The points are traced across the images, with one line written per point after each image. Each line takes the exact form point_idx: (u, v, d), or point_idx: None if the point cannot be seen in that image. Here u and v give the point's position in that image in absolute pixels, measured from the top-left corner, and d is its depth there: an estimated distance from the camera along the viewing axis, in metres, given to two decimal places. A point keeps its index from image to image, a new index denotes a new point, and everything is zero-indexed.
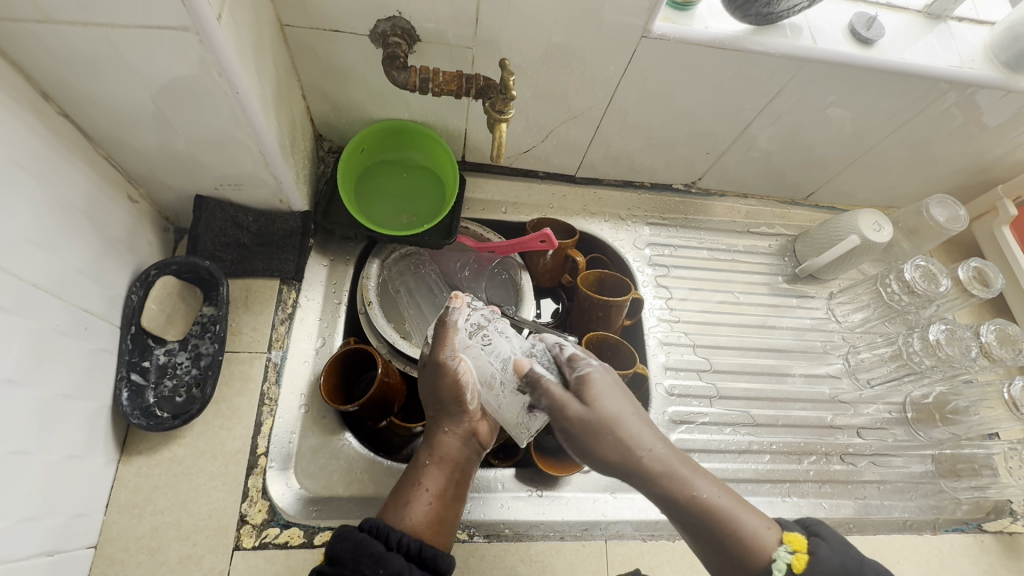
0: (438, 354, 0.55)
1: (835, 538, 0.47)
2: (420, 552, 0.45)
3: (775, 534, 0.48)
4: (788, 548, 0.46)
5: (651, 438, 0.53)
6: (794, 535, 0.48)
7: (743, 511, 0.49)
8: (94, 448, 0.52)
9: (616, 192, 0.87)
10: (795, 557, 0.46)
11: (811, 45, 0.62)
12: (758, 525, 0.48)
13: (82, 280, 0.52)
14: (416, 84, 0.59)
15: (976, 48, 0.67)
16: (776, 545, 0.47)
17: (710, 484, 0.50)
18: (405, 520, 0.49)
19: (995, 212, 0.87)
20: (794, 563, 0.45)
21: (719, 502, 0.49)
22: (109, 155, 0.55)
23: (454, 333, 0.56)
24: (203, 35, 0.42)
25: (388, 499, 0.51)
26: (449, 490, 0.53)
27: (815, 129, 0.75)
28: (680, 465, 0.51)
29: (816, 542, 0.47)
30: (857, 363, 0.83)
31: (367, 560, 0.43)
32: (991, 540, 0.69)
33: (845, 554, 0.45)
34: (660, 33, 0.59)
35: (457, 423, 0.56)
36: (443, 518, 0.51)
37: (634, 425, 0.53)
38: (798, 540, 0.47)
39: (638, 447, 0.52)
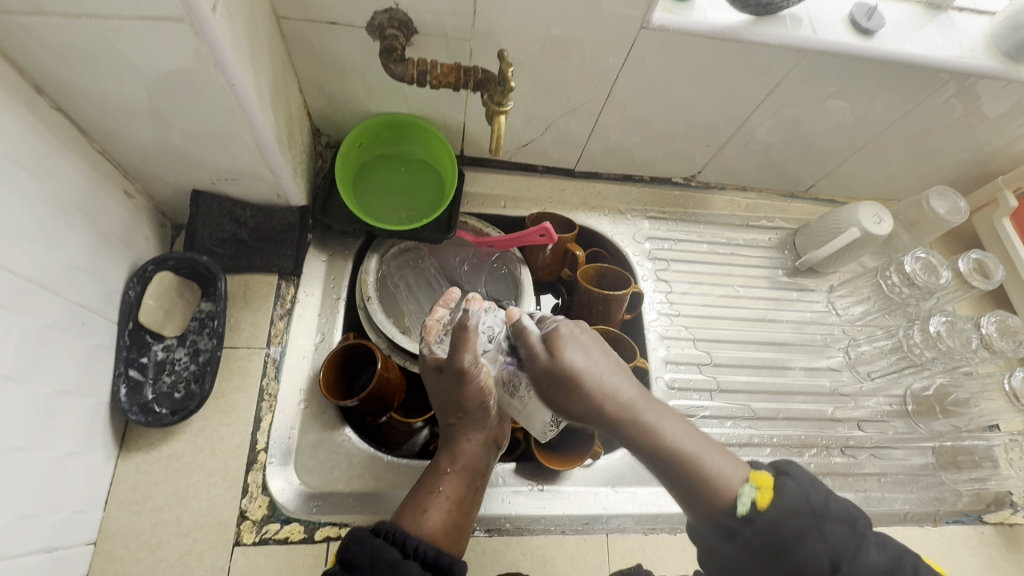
0: (457, 360, 0.52)
1: (804, 478, 0.45)
2: (438, 560, 0.45)
3: (743, 473, 0.45)
4: (751, 485, 0.44)
5: (618, 377, 0.50)
6: (762, 473, 0.45)
7: (708, 454, 0.46)
8: (92, 445, 0.52)
9: (616, 186, 0.87)
10: (759, 492, 0.44)
11: (811, 35, 0.61)
12: (725, 467, 0.45)
13: (79, 275, 0.51)
14: (414, 77, 0.59)
15: (977, 38, 0.67)
16: (741, 485, 0.44)
17: (678, 426, 0.48)
18: (423, 526, 0.49)
19: (995, 204, 0.87)
20: (759, 499, 0.43)
21: (683, 442, 0.47)
22: (104, 150, 0.55)
23: (472, 337, 0.51)
24: (197, 27, 0.42)
25: (405, 505, 0.52)
26: (467, 498, 0.54)
27: (815, 120, 0.74)
28: (647, 407, 0.49)
29: (782, 480, 0.45)
30: (858, 356, 0.83)
31: (383, 567, 0.43)
32: (991, 532, 0.69)
33: (811, 489, 0.44)
34: (659, 24, 0.58)
35: (477, 430, 0.57)
36: (459, 526, 0.51)
37: (601, 373, 0.49)
38: (764, 477, 0.45)
39: (604, 392, 0.49)
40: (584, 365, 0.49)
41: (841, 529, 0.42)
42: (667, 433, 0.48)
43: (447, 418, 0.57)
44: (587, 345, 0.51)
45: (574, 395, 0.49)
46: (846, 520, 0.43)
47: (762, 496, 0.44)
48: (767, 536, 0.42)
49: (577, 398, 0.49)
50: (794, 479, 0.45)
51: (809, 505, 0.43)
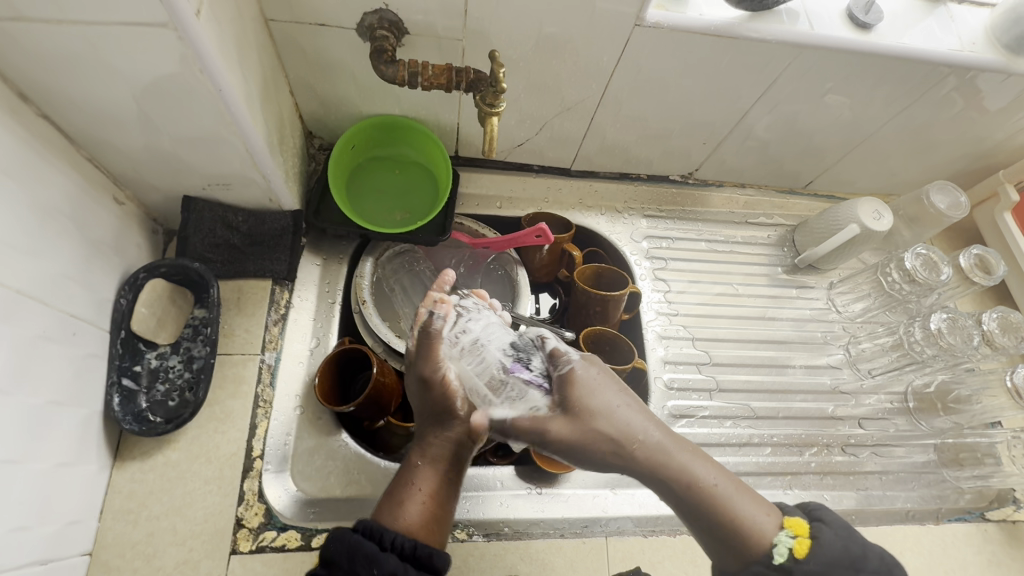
0: (423, 363, 0.55)
1: (840, 526, 0.47)
2: (415, 551, 0.44)
3: (774, 518, 0.47)
4: (789, 533, 0.46)
5: (648, 424, 0.51)
6: (795, 519, 0.47)
7: (739, 497, 0.48)
8: (85, 455, 0.52)
9: (612, 184, 0.86)
10: (797, 542, 0.45)
11: (808, 31, 0.60)
12: (752, 510, 0.47)
13: (68, 284, 0.51)
14: (405, 79, 0.58)
15: (977, 31, 0.66)
16: (778, 531, 0.46)
17: (709, 468, 0.49)
18: (399, 520, 0.46)
19: (995, 198, 0.86)
20: (797, 548, 0.45)
21: (716, 485, 0.48)
22: (92, 157, 0.54)
23: (439, 342, 0.55)
24: (182, 31, 0.41)
25: (383, 501, 0.49)
26: (444, 491, 0.50)
27: (814, 116, 0.73)
28: (676, 450, 0.50)
29: (818, 527, 0.46)
30: (858, 353, 0.83)
31: (363, 560, 0.42)
32: (994, 529, 0.69)
33: (848, 536, 0.46)
34: (654, 21, 0.58)
35: (448, 424, 0.53)
36: (439, 517, 0.48)
37: (627, 411, 0.52)
38: (800, 524, 0.47)
39: (632, 438, 0.50)
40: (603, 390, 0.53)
41: None
42: (701, 475, 0.49)
43: (421, 416, 0.55)
44: (594, 372, 0.54)
45: (601, 445, 0.50)
46: (882, 569, 0.44)
47: (800, 546, 0.45)
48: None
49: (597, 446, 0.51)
50: (829, 526, 0.46)
51: (847, 554, 0.44)
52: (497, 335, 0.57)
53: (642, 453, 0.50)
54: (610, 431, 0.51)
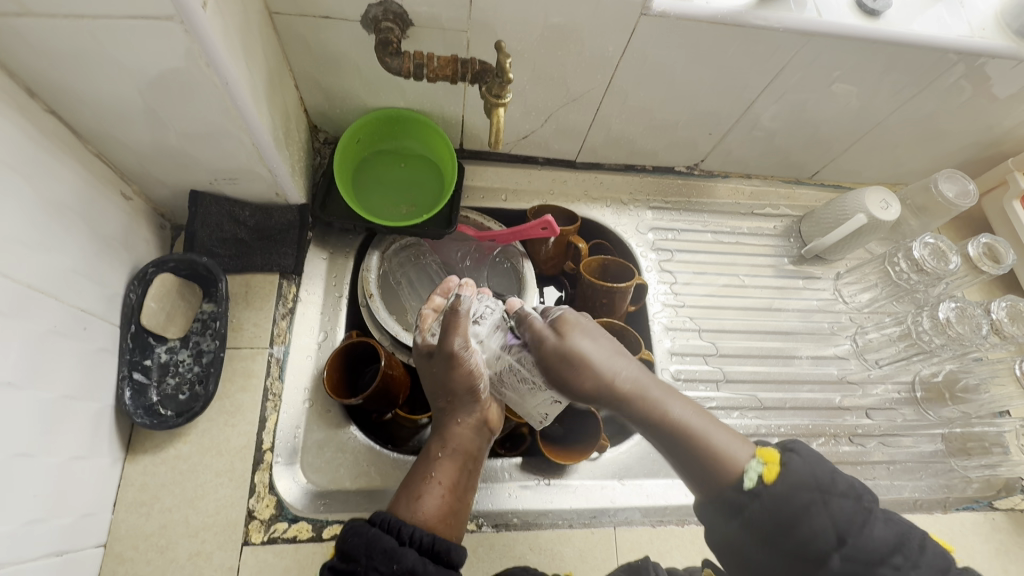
0: (449, 343, 0.54)
1: (811, 454, 0.43)
2: (434, 547, 0.44)
3: (749, 449, 0.44)
4: (757, 460, 0.42)
5: (616, 359, 0.50)
6: (767, 449, 0.43)
7: (713, 429, 0.45)
8: (98, 448, 0.52)
9: (618, 175, 0.85)
10: (765, 467, 0.42)
11: (816, 18, 0.60)
12: (729, 441, 0.44)
13: (78, 280, 0.51)
14: (411, 70, 0.58)
15: (987, 17, 0.65)
16: (749, 459, 0.43)
17: (683, 404, 0.47)
18: (417, 513, 0.48)
19: (1005, 186, 0.85)
20: (765, 474, 0.42)
21: (684, 414, 0.46)
22: (100, 153, 0.54)
23: (464, 322, 0.55)
24: (188, 23, 0.41)
25: (400, 493, 0.50)
26: (460, 483, 0.51)
27: (820, 105, 0.73)
28: (647, 384, 0.48)
29: (788, 456, 0.42)
30: (865, 344, 0.82)
31: (380, 555, 0.42)
32: (1002, 518, 0.69)
33: (817, 466, 0.42)
34: (660, 10, 0.57)
35: (467, 412, 0.55)
36: (456, 510, 0.50)
37: (600, 354, 0.50)
38: (770, 452, 0.43)
39: (607, 372, 0.49)
40: (585, 343, 0.51)
41: (845, 506, 0.41)
42: (673, 410, 0.47)
43: (441, 400, 0.56)
44: (597, 334, 0.52)
45: (583, 371, 0.50)
46: (851, 495, 0.41)
47: (769, 471, 0.42)
48: (774, 516, 0.40)
49: (588, 373, 0.50)
50: (800, 455, 0.42)
51: (815, 479, 0.41)
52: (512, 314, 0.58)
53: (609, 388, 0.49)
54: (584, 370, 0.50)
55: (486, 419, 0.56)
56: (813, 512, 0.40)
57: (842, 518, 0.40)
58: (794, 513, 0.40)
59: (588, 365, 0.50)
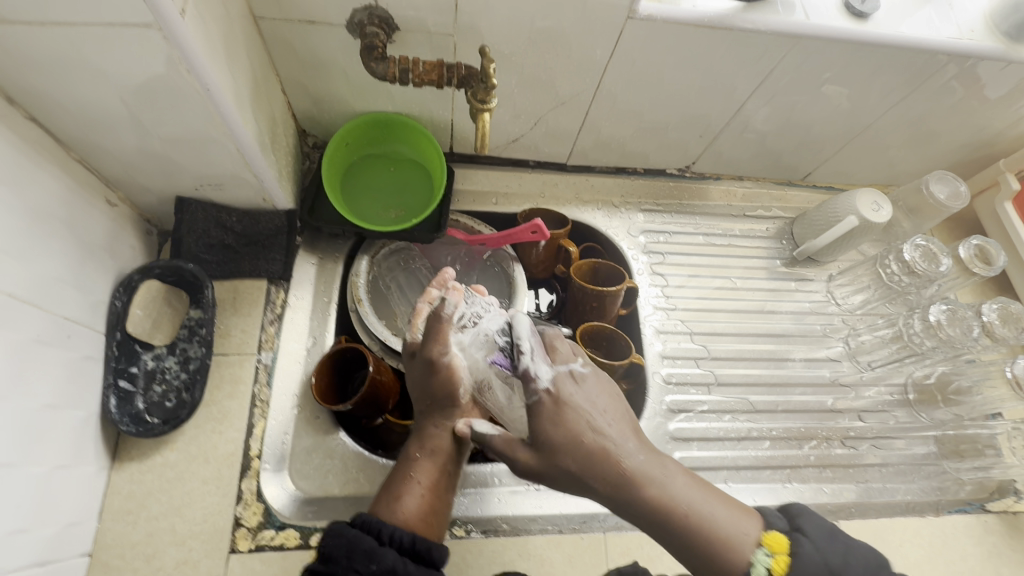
0: (431, 351, 0.55)
1: (819, 534, 0.45)
2: (413, 545, 0.44)
3: (756, 534, 0.45)
4: (766, 551, 0.44)
5: (622, 436, 0.48)
6: (774, 535, 0.45)
7: (714, 505, 0.46)
8: (83, 457, 0.52)
9: (608, 178, 0.85)
10: (774, 560, 0.44)
11: (803, 21, 0.60)
12: (732, 519, 0.46)
13: (61, 287, 0.51)
14: (396, 75, 0.58)
15: (976, 19, 0.65)
16: (755, 547, 0.44)
17: (681, 476, 0.48)
18: (398, 513, 0.47)
19: (997, 187, 0.85)
20: (775, 567, 0.43)
21: (690, 501, 0.46)
22: (83, 160, 0.54)
23: (448, 330, 0.56)
24: (167, 30, 0.41)
25: (380, 494, 0.50)
26: (441, 483, 0.51)
27: (810, 107, 0.73)
28: (653, 465, 0.47)
29: (797, 540, 0.45)
30: (857, 346, 0.82)
31: (361, 556, 0.42)
32: (995, 521, 0.69)
33: (828, 548, 0.44)
34: (647, 13, 0.57)
35: (449, 416, 0.55)
36: (436, 510, 0.50)
37: (606, 423, 0.48)
38: (778, 539, 0.45)
39: (609, 451, 0.47)
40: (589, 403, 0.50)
41: None
42: (672, 492, 0.46)
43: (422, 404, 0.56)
44: (591, 385, 0.51)
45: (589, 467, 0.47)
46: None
47: (778, 562, 0.44)
48: None
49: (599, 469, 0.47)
50: (809, 539, 0.45)
51: (827, 566, 0.43)
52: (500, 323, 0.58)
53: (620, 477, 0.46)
54: (587, 447, 0.47)
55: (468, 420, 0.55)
56: None
57: None
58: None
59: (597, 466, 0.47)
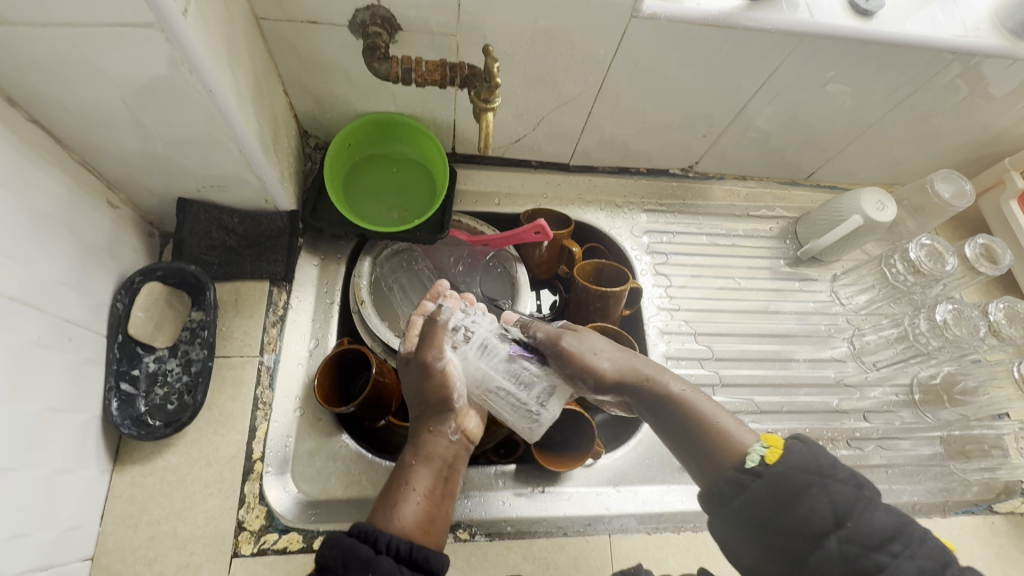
0: (424, 354, 0.54)
1: (817, 443, 0.45)
2: (410, 554, 0.43)
3: (753, 436, 0.47)
4: (762, 443, 0.45)
5: (629, 355, 0.57)
6: (772, 435, 0.46)
7: (716, 416, 0.50)
8: (84, 460, 0.52)
9: (611, 178, 0.85)
10: (769, 450, 0.45)
11: (808, 19, 0.59)
12: (732, 426, 0.49)
13: (62, 290, 0.50)
14: (399, 75, 0.57)
15: (982, 16, 0.65)
16: (752, 444, 0.46)
17: (687, 390, 0.53)
18: (394, 521, 0.46)
19: (1002, 185, 0.85)
20: (767, 455, 0.44)
21: (692, 402, 0.52)
22: (84, 161, 0.54)
23: (443, 334, 0.55)
24: (169, 31, 0.40)
25: (377, 502, 0.49)
26: (439, 490, 0.50)
27: (816, 105, 0.72)
28: (659, 375, 0.55)
29: (793, 441, 0.45)
30: (863, 346, 0.82)
31: (357, 565, 0.42)
32: (1002, 522, 0.68)
33: (823, 453, 0.44)
34: (650, 12, 0.57)
35: (444, 419, 0.53)
36: (434, 518, 0.48)
37: (610, 346, 0.57)
38: (774, 437, 0.46)
39: (614, 363, 0.55)
40: (591, 338, 0.57)
41: (846, 490, 0.41)
42: (679, 392, 0.53)
43: (417, 407, 0.55)
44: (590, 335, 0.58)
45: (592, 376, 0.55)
46: (852, 482, 0.42)
47: (770, 454, 0.44)
48: (769, 493, 0.42)
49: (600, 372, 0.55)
50: (804, 443, 0.45)
51: (815, 463, 0.43)
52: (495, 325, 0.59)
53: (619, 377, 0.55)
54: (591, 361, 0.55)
55: (466, 425, 0.54)
56: (811, 494, 0.41)
57: (841, 503, 0.41)
58: (791, 494, 0.41)
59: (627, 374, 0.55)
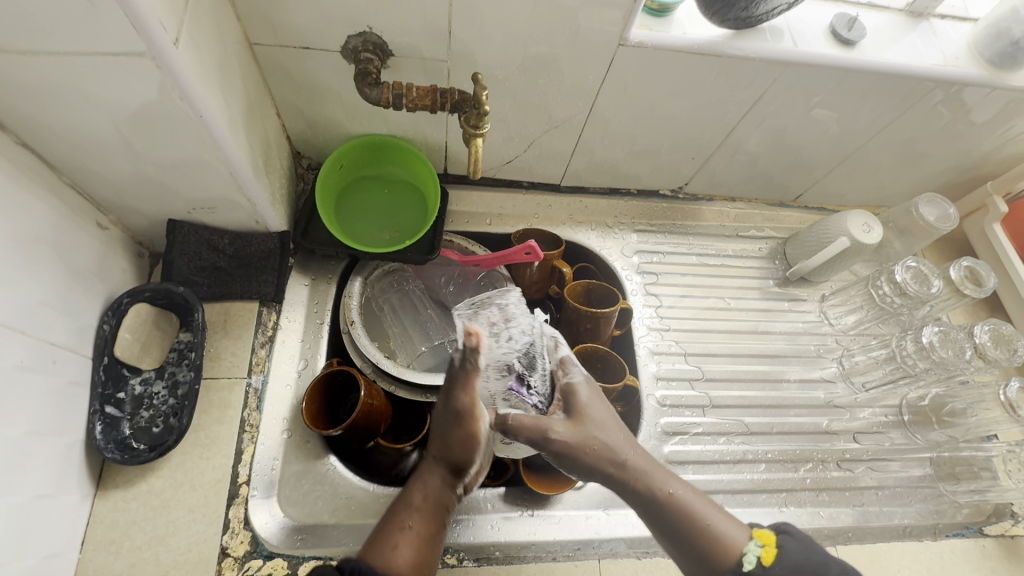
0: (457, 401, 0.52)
1: (801, 535, 0.47)
2: None
3: (745, 531, 0.48)
4: (756, 542, 0.47)
5: (623, 439, 0.52)
6: (763, 530, 0.48)
7: (711, 511, 0.49)
8: (66, 485, 0.51)
9: (602, 200, 0.86)
10: (764, 550, 0.46)
11: (792, 48, 0.61)
12: (728, 525, 0.48)
13: (48, 313, 0.50)
14: (389, 100, 0.58)
15: (960, 46, 0.66)
16: (747, 541, 0.47)
17: (681, 484, 0.50)
18: (390, 562, 0.46)
19: (985, 209, 0.86)
20: (764, 557, 0.46)
21: (688, 497, 0.49)
22: (74, 184, 0.54)
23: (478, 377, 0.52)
24: (160, 60, 0.41)
25: (372, 538, 0.48)
26: (435, 535, 0.50)
27: (801, 130, 0.74)
28: (654, 467, 0.51)
29: (783, 536, 0.47)
30: (851, 367, 0.82)
31: None
32: (993, 545, 0.69)
33: (811, 546, 0.46)
34: (637, 40, 0.58)
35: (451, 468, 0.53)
36: (427, 563, 0.48)
37: (607, 430, 0.52)
38: (767, 534, 0.47)
39: (610, 452, 0.51)
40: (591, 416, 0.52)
41: None
42: (676, 489, 0.50)
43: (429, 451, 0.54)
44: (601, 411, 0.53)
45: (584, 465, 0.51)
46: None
47: (767, 553, 0.46)
48: None
49: (593, 459, 0.51)
50: (793, 536, 0.47)
51: (809, 562, 0.45)
52: (523, 337, 0.55)
53: (615, 467, 0.51)
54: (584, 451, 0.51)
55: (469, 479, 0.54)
56: None
57: None
58: None
59: (626, 464, 0.51)
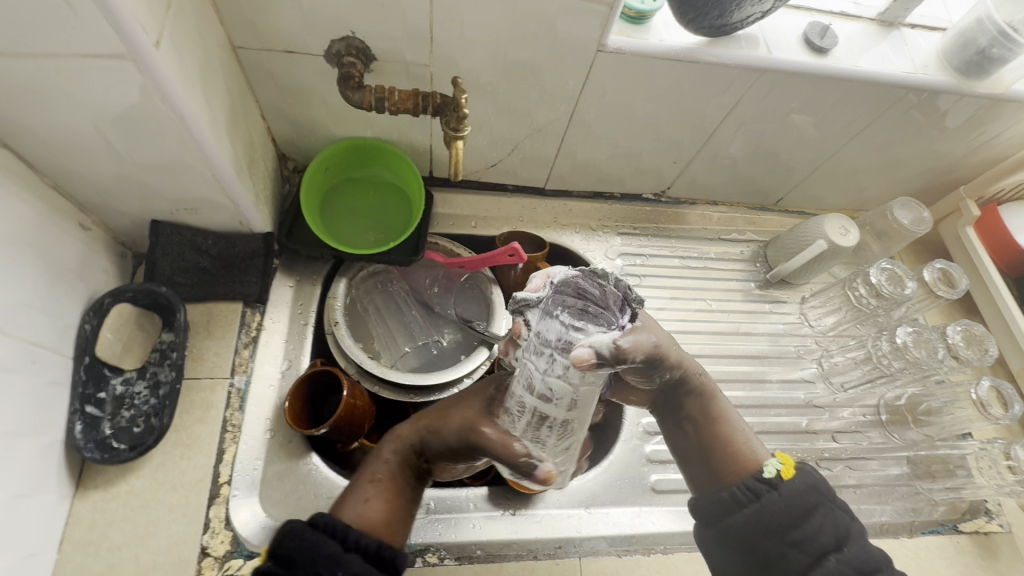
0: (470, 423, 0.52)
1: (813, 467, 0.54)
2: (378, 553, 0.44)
3: (766, 453, 0.54)
4: (777, 459, 0.53)
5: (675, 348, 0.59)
6: (782, 453, 0.54)
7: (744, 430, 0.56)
8: (44, 486, 0.51)
9: (586, 203, 0.87)
10: (783, 465, 0.52)
11: (766, 55, 0.62)
12: (756, 444, 0.55)
13: (30, 313, 0.50)
14: (372, 104, 0.59)
15: (930, 54, 0.68)
16: (768, 458, 0.53)
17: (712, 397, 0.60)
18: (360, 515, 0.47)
19: (958, 213, 0.89)
20: (783, 470, 0.51)
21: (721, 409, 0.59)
22: (56, 185, 0.54)
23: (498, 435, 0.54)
24: (141, 62, 0.42)
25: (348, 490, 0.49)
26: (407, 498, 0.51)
27: (779, 135, 0.75)
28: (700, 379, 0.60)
29: (799, 464, 0.53)
30: (830, 367, 0.83)
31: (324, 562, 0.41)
32: (967, 541, 0.71)
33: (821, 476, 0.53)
34: (615, 47, 0.59)
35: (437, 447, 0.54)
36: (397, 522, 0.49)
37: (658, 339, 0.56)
38: (785, 456, 0.53)
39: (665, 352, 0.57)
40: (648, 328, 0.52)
41: (846, 515, 0.50)
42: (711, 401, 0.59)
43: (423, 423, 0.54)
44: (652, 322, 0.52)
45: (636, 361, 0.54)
46: (846, 508, 0.51)
47: (785, 469, 0.52)
48: (788, 503, 0.49)
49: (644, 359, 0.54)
50: (808, 467, 0.53)
51: (820, 485, 0.51)
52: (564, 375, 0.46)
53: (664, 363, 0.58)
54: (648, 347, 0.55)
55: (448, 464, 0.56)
56: (818, 513, 0.49)
57: (840, 526, 0.49)
58: (805, 507, 0.49)
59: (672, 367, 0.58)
